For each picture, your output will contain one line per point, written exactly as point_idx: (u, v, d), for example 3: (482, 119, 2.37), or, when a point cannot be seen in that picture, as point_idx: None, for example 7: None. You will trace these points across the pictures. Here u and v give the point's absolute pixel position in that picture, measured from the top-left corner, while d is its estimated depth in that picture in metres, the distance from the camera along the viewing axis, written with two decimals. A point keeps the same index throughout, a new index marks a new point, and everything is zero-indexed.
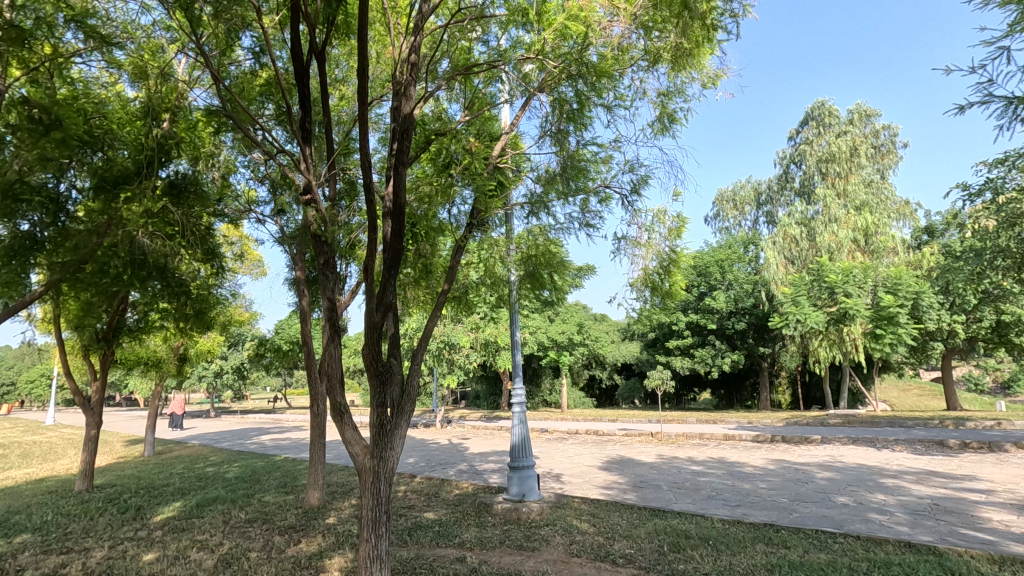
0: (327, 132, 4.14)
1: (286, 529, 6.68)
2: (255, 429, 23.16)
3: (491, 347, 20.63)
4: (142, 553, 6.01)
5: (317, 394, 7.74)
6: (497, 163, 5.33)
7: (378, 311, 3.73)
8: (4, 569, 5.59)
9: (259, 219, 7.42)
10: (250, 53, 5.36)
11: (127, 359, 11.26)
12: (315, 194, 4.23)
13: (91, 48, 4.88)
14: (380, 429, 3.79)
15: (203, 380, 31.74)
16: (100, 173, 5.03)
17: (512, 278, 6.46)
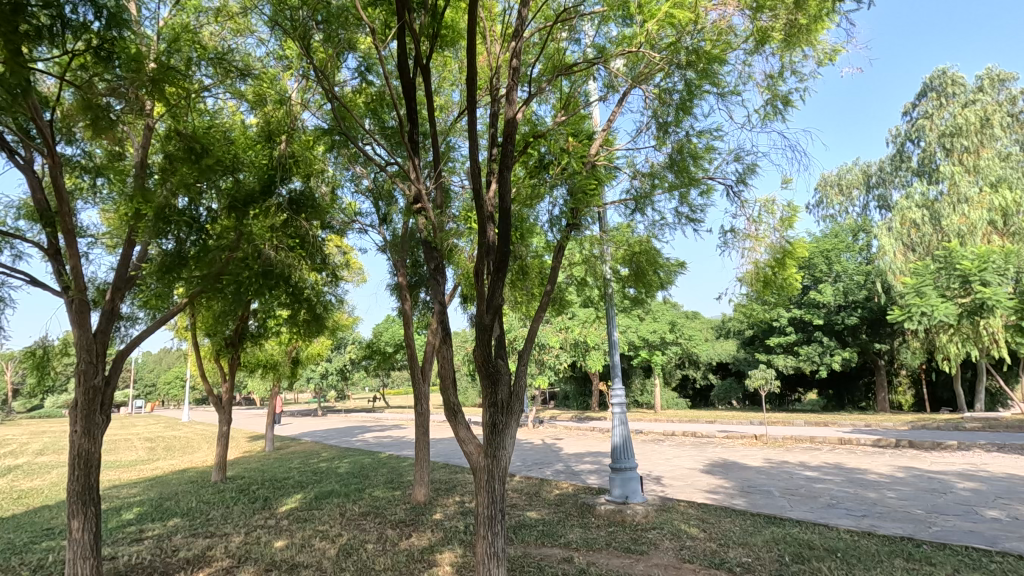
0: (433, 142, 4.27)
1: (397, 523, 7.02)
2: (359, 427, 24.60)
3: (581, 347, 20.55)
4: (274, 540, 6.56)
5: (421, 394, 8.06)
6: (595, 162, 5.26)
7: (488, 313, 3.77)
8: (162, 548, 6.34)
9: (361, 228, 7.87)
10: (356, 73, 5.66)
11: (249, 362, 12.36)
12: (424, 203, 4.39)
13: (218, 82, 5.39)
14: (493, 429, 3.87)
15: (311, 381, 34.26)
16: (231, 195, 5.50)
17: (610, 277, 6.36)
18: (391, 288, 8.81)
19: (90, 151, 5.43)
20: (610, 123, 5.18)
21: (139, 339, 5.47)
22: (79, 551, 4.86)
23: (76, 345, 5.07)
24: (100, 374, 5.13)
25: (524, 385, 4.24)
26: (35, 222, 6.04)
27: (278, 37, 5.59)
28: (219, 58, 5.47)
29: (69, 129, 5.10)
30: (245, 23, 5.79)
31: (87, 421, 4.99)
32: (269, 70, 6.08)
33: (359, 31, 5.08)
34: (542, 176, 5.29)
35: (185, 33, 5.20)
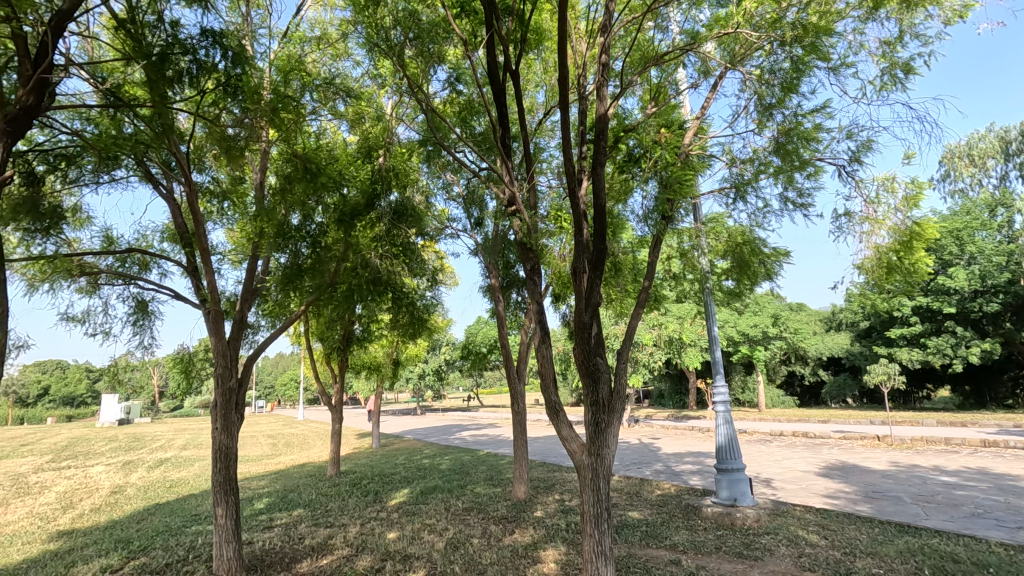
0: (525, 144, 4.32)
1: (500, 519, 7.18)
2: (456, 425, 25.46)
3: (677, 343, 19.91)
4: (387, 531, 6.97)
5: (518, 393, 8.21)
6: (689, 152, 5.06)
7: (587, 312, 3.77)
8: (291, 536, 6.95)
9: (454, 234, 8.14)
10: (447, 85, 5.87)
11: (356, 364, 13.21)
12: (519, 205, 4.44)
13: (323, 106, 5.82)
14: (596, 428, 3.85)
15: (410, 381, 35.92)
16: (339, 210, 5.90)
17: (710, 271, 6.07)
18: (483, 290, 9.03)
19: (217, 178, 6.07)
20: (705, 110, 4.97)
21: (264, 345, 6.03)
22: (223, 535, 5.44)
23: (214, 351, 5.70)
24: (234, 376, 5.72)
25: (625, 383, 4.19)
26: (176, 243, 6.86)
27: (373, 59, 5.93)
28: (321, 83, 5.89)
29: (202, 160, 5.76)
30: (343, 48, 6.19)
31: (225, 419, 5.58)
32: (365, 90, 6.45)
33: (448, 44, 5.28)
34: (633, 170, 5.18)
35: (293, 63, 5.66)
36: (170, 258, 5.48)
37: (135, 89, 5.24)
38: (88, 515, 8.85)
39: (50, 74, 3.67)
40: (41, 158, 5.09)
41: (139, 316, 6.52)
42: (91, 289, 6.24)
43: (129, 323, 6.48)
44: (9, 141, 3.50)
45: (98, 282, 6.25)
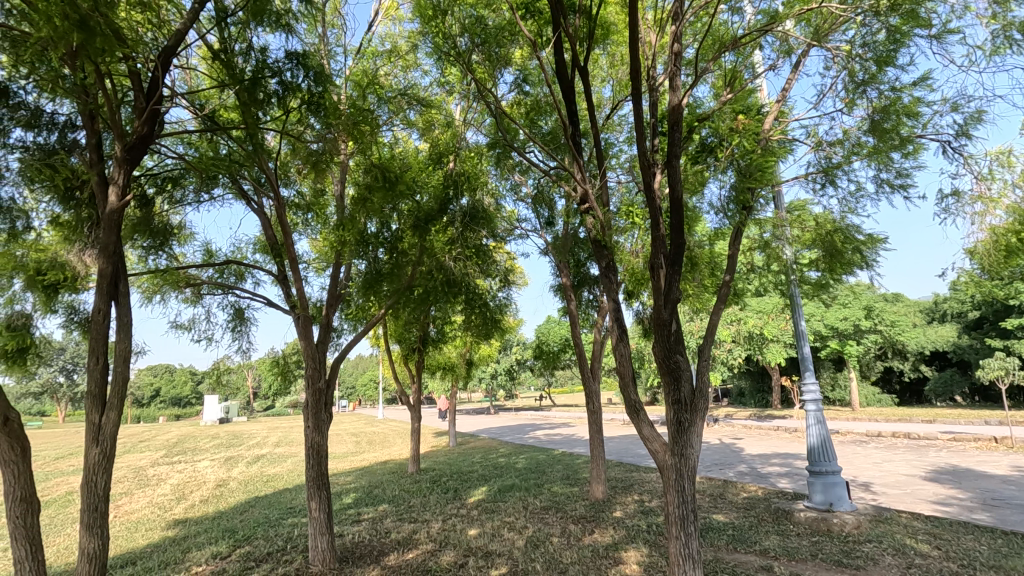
0: (595, 141, 4.28)
1: (579, 518, 7.15)
2: (530, 425, 25.63)
3: (757, 340, 19.30)
4: (468, 528, 7.12)
5: (592, 392, 8.15)
6: (770, 137, 4.80)
7: (666, 308, 3.67)
8: (378, 530, 7.26)
9: (523, 234, 8.21)
10: (513, 86, 5.92)
11: (432, 365, 13.63)
12: (591, 202, 4.40)
13: (396, 117, 6.04)
14: (679, 427, 3.74)
15: (482, 381, 36.58)
16: (414, 215, 6.15)
17: (795, 263, 5.74)
18: (554, 289, 9.02)
19: (301, 191, 6.46)
20: (786, 93, 4.71)
21: (348, 347, 6.35)
22: (317, 527, 5.78)
23: (304, 353, 6.07)
24: (323, 377, 6.07)
25: (707, 381, 4.05)
26: (267, 254, 7.37)
27: (441, 68, 6.10)
28: (392, 95, 6.10)
29: (288, 175, 6.14)
30: (411, 59, 6.39)
31: (316, 417, 5.93)
32: (434, 98, 6.61)
33: (514, 46, 5.33)
34: (708, 161, 4.99)
35: (367, 78, 5.92)
36: (264, 268, 5.90)
37: (228, 113, 5.68)
38: (199, 506, 9.68)
39: (159, 105, 4.08)
40: (151, 182, 5.64)
41: (237, 322, 7.05)
42: (196, 299, 6.83)
43: (230, 329, 7.04)
44: (128, 168, 4.01)
45: (201, 292, 6.82)
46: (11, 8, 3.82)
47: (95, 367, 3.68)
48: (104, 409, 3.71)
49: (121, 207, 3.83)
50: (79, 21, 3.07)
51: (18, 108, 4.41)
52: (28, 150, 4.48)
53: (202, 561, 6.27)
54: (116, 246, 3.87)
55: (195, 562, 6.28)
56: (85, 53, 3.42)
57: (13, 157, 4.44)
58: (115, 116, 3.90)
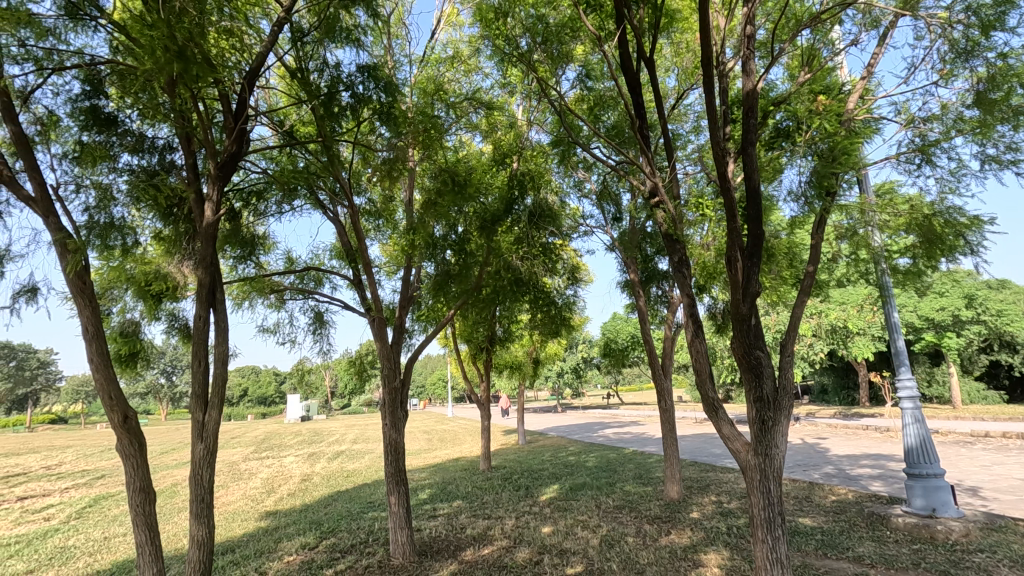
0: (664, 133, 4.17)
1: (654, 518, 7.01)
2: (598, 423, 25.36)
3: (840, 333, 18.19)
4: (541, 525, 7.16)
5: (664, 389, 7.97)
6: (855, 117, 4.50)
7: (745, 302, 3.51)
8: (453, 525, 7.44)
9: (588, 230, 8.14)
10: (576, 83, 5.86)
11: (500, 363, 13.79)
12: (661, 195, 4.29)
13: (460, 120, 6.15)
14: (762, 426, 3.58)
15: (549, 379, 36.60)
16: (480, 217, 6.26)
17: (885, 251, 5.34)
18: (621, 285, 8.88)
19: (372, 198, 6.72)
20: (873, 70, 4.39)
21: (420, 347, 6.56)
22: (397, 521, 5.99)
23: (379, 354, 6.33)
24: (398, 376, 6.31)
25: (790, 378, 3.85)
26: (342, 260, 7.74)
27: (502, 69, 6.16)
28: (456, 100, 6.20)
29: (360, 183, 6.39)
30: (473, 63, 6.47)
31: (393, 415, 6.16)
32: (497, 100, 6.63)
33: (575, 43, 5.31)
34: (785, 147, 4.74)
35: (433, 85, 6.08)
36: (340, 273, 6.19)
37: (304, 127, 6.00)
38: (287, 499, 10.31)
39: (244, 125, 4.36)
40: (237, 196, 6.04)
41: (317, 325, 7.45)
42: (280, 304, 7.27)
43: (311, 332, 7.44)
44: (222, 184, 4.33)
45: (284, 298, 7.25)
46: (118, 45, 4.22)
47: (198, 369, 4.00)
48: (206, 408, 4.01)
49: (216, 221, 4.16)
50: (178, 52, 3.36)
51: (123, 135, 4.85)
52: (134, 173, 4.92)
53: (293, 551, 6.67)
54: (214, 257, 4.20)
55: (286, 552, 6.68)
56: (183, 81, 3.72)
57: (121, 180, 4.89)
58: (209, 138, 4.23)
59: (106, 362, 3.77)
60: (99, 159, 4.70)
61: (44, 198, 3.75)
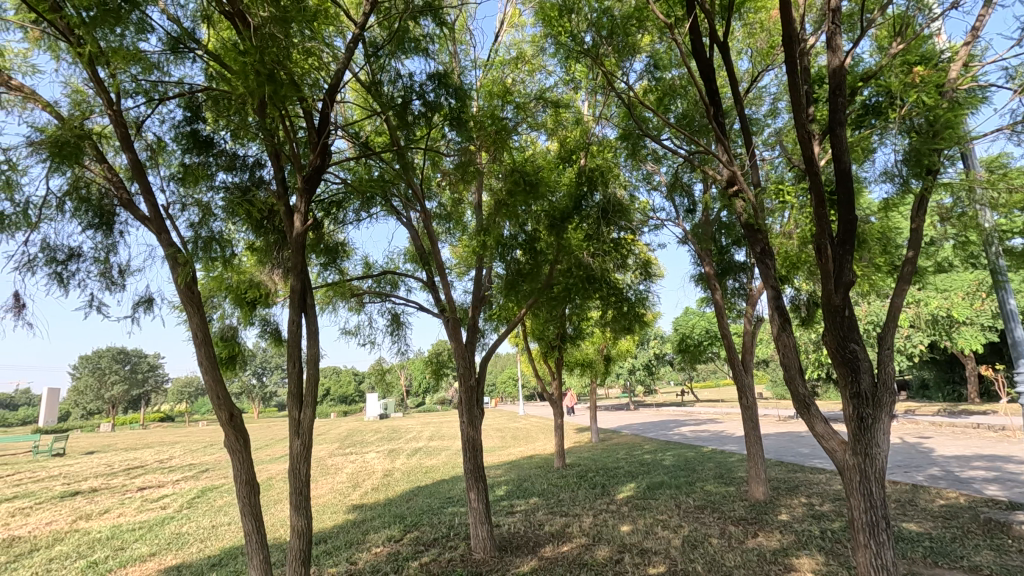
0: (741, 119, 4.01)
1: (739, 520, 6.74)
2: (673, 421, 24.69)
3: (943, 324, 16.74)
4: (620, 524, 7.08)
5: (745, 385, 7.65)
6: (960, 86, 4.11)
7: (838, 293, 3.31)
8: (532, 522, 7.51)
9: (658, 224, 7.95)
10: (643, 74, 5.73)
11: (571, 361, 13.74)
12: (740, 184, 4.12)
13: (525, 120, 6.17)
14: (861, 423, 3.36)
15: (620, 377, 36.08)
16: (550, 216, 6.23)
17: (997, 232, 4.84)
18: (696, 279, 8.60)
19: (442, 202, 6.90)
20: (979, 34, 3.99)
21: (494, 346, 6.68)
22: (477, 517, 6.12)
23: (455, 354, 6.50)
24: (474, 375, 6.48)
25: (892, 373, 3.58)
26: (416, 263, 8.01)
27: (566, 66, 6.14)
28: (522, 100, 6.25)
29: (431, 188, 6.59)
30: (537, 63, 6.51)
31: (470, 413, 6.33)
32: (562, 97, 6.62)
33: (641, 33, 5.21)
34: (876, 125, 4.42)
35: (498, 87, 6.16)
36: (415, 276, 6.39)
37: (378, 138, 6.26)
38: (371, 493, 10.80)
39: (326, 140, 4.60)
40: (319, 207, 6.38)
41: (395, 327, 7.75)
42: (360, 307, 7.63)
43: (389, 333, 7.76)
44: (309, 196, 4.58)
45: (364, 301, 7.61)
46: (212, 72, 4.58)
47: (294, 370, 4.28)
48: (302, 405, 4.28)
49: (305, 231, 4.45)
50: (268, 75, 3.62)
51: (218, 155, 5.25)
52: (229, 190, 5.32)
53: (380, 543, 6.99)
54: (305, 266, 4.48)
55: (374, 543, 7.01)
56: (271, 102, 3.98)
57: (218, 197, 5.29)
58: (296, 153, 4.53)
59: (213, 365, 4.11)
60: (199, 179, 5.11)
61: (157, 217, 4.14)
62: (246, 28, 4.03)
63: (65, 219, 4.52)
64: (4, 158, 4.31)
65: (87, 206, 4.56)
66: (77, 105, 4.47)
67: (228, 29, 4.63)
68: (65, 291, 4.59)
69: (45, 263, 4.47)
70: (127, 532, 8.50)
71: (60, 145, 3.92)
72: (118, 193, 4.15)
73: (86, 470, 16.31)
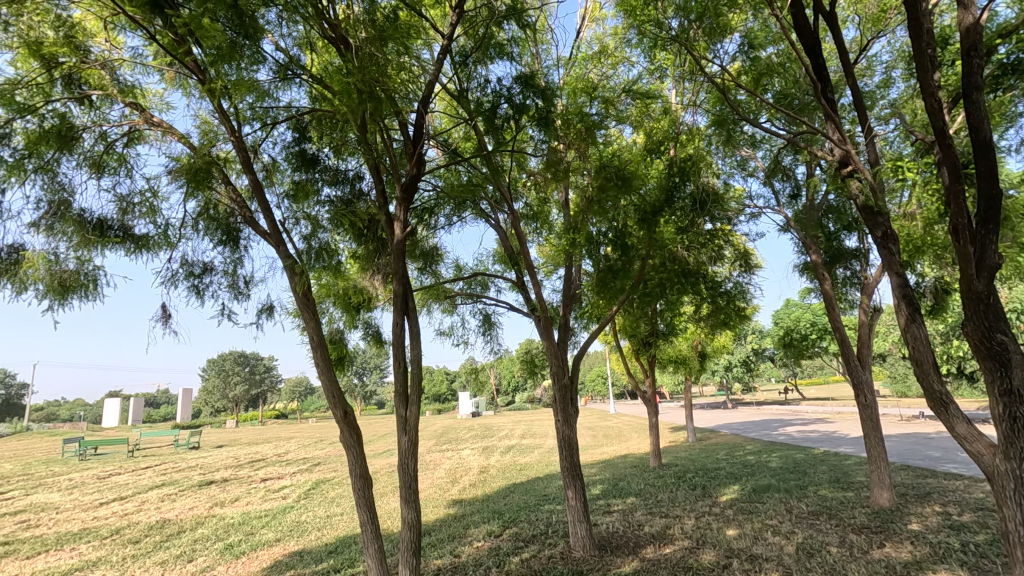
0: (854, 91, 3.71)
1: (861, 528, 6.21)
2: (777, 420, 23.23)
3: None
4: (725, 527, 6.77)
5: (862, 382, 7.04)
6: None
7: (981, 278, 2.97)
8: (630, 522, 7.37)
9: (756, 212, 7.52)
10: (736, 56, 5.45)
11: (664, 359, 13.34)
12: (855, 163, 3.80)
13: (610, 114, 6.06)
14: (1012, 425, 2.97)
15: (716, 374, 34.54)
16: (640, 209, 6.03)
17: None
18: (800, 268, 8.05)
19: (528, 202, 6.98)
20: None
21: (587, 344, 6.66)
22: (576, 515, 6.10)
23: (547, 352, 6.55)
24: (567, 373, 6.49)
25: None
26: (505, 263, 8.15)
27: (651, 55, 5.99)
28: (607, 94, 6.16)
29: (518, 189, 6.69)
30: (620, 54, 6.39)
31: (565, 412, 6.35)
32: (648, 88, 6.45)
33: (733, 12, 4.95)
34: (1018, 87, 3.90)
35: (581, 83, 6.12)
36: (506, 277, 6.50)
37: (466, 143, 6.44)
38: (469, 489, 11.11)
39: (420, 150, 4.80)
40: (413, 214, 6.66)
41: (487, 327, 7.93)
42: (453, 309, 7.89)
43: (481, 334, 7.96)
44: (408, 204, 4.81)
45: (456, 303, 7.86)
46: (316, 94, 4.93)
47: (398, 370, 4.51)
48: (407, 404, 4.49)
49: (405, 238, 4.69)
50: (369, 93, 3.86)
51: (323, 171, 5.63)
52: (333, 203, 5.70)
53: (481, 538, 7.17)
54: (405, 271, 4.72)
55: (475, 538, 7.21)
56: (370, 118, 4.22)
57: (324, 210, 5.69)
58: (394, 164, 4.78)
59: (328, 366, 4.42)
60: (309, 195, 5.52)
61: (275, 231, 4.53)
62: (348, 50, 4.32)
63: (199, 237, 5.07)
64: (148, 186, 4.92)
65: (215, 224, 5.08)
66: (205, 135, 5.00)
67: (328, 52, 4.96)
68: (201, 301, 5.15)
69: (184, 277, 5.04)
70: (255, 519, 9.38)
71: (194, 172, 4.39)
72: (242, 212, 4.59)
73: (218, 462, 18.19)
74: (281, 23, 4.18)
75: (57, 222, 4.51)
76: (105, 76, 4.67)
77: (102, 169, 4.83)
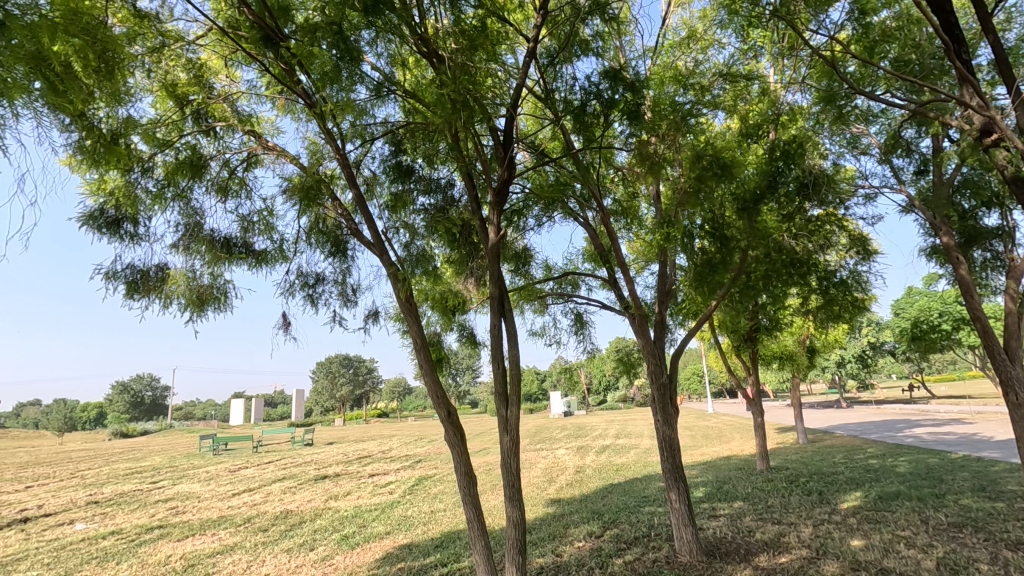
0: (1000, 49, 3.27)
1: (1017, 544, 5.47)
2: (903, 420, 21.05)
3: None
4: (849, 537, 6.23)
5: (1012, 378, 6.19)
6: None
7: None
8: (739, 528, 7.00)
9: (872, 192, 6.86)
10: (843, 26, 5.02)
11: (768, 355, 12.53)
12: (1000, 129, 3.35)
13: (702, 101, 5.81)
14: None
15: (827, 370, 31.96)
16: (740, 198, 5.69)
17: None
18: (927, 252, 7.24)
19: (617, 198, 6.85)
20: None
21: (685, 341, 6.42)
22: (680, 518, 5.89)
23: (643, 351, 6.39)
24: (664, 372, 6.30)
25: None
26: (595, 261, 8.06)
27: (744, 35, 5.67)
28: (697, 80, 5.92)
29: (607, 185, 6.59)
30: (709, 37, 6.11)
31: (664, 412, 6.15)
32: (743, 69, 6.10)
33: None
34: None
35: (670, 71, 5.92)
36: (597, 275, 6.42)
37: (552, 143, 6.45)
38: (566, 489, 11.09)
39: (510, 154, 4.86)
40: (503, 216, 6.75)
41: (579, 326, 7.88)
42: (544, 309, 7.92)
43: (573, 333, 7.92)
44: (501, 207, 4.89)
45: (547, 303, 7.88)
46: (409, 108, 5.14)
47: (498, 371, 4.60)
48: (508, 404, 4.57)
49: (500, 240, 4.77)
50: (463, 102, 3.96)
51: (417, 181, 5.86)
52: (428, 210, 5.91)
53: (581, 538, 7.14)
54: (500, 273, 4.78)
55: (576, 538, 7.19)
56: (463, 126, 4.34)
57: (420, 217, 5.91)
58: (486, 169, 4.88)
59: (430, 367, 4.59)
60: (406, 205, 5.77)
61: (379, 241, 4.78)
62: (439, 63, 4.47)
63: (311, 250, 5.46)
64: (265, 206, 5.38)
65: (325, 237, 5.46)
66: (313, 155, 5.40)
67: (419, 67, 5.17)
68: (315, 309, 5.55)
69: (300, 287, 5.46)
70: (366, 512, 9.97)
71: (306, 190, 4.74)
72: (349, 225, 4.89)
73: (329, 458, 19.54)
74: (376, 42, 4.31)
75: (192, 242, 5.03)
76: (227, 109, 5.20)
77: (226, 192, 5.36)
